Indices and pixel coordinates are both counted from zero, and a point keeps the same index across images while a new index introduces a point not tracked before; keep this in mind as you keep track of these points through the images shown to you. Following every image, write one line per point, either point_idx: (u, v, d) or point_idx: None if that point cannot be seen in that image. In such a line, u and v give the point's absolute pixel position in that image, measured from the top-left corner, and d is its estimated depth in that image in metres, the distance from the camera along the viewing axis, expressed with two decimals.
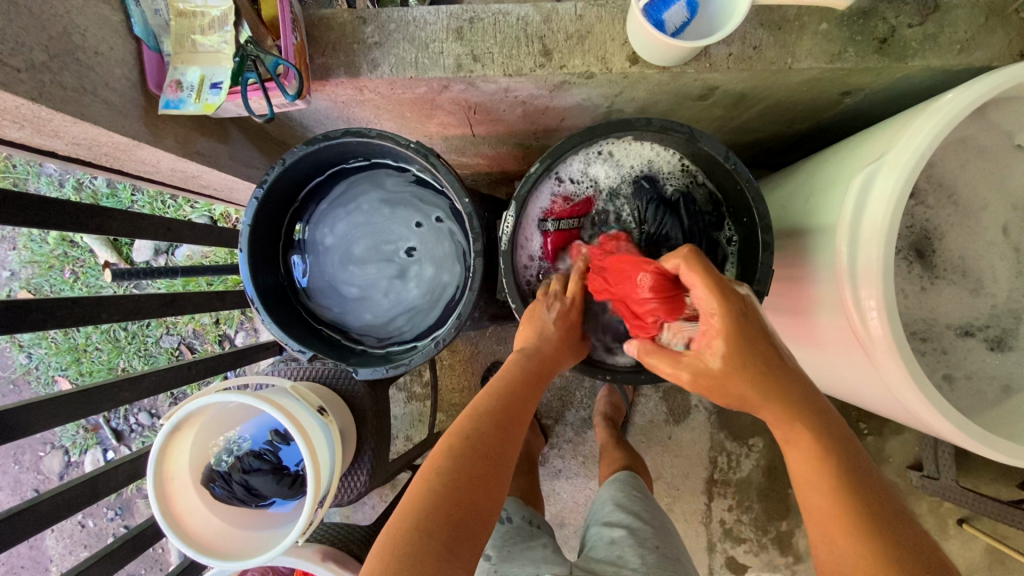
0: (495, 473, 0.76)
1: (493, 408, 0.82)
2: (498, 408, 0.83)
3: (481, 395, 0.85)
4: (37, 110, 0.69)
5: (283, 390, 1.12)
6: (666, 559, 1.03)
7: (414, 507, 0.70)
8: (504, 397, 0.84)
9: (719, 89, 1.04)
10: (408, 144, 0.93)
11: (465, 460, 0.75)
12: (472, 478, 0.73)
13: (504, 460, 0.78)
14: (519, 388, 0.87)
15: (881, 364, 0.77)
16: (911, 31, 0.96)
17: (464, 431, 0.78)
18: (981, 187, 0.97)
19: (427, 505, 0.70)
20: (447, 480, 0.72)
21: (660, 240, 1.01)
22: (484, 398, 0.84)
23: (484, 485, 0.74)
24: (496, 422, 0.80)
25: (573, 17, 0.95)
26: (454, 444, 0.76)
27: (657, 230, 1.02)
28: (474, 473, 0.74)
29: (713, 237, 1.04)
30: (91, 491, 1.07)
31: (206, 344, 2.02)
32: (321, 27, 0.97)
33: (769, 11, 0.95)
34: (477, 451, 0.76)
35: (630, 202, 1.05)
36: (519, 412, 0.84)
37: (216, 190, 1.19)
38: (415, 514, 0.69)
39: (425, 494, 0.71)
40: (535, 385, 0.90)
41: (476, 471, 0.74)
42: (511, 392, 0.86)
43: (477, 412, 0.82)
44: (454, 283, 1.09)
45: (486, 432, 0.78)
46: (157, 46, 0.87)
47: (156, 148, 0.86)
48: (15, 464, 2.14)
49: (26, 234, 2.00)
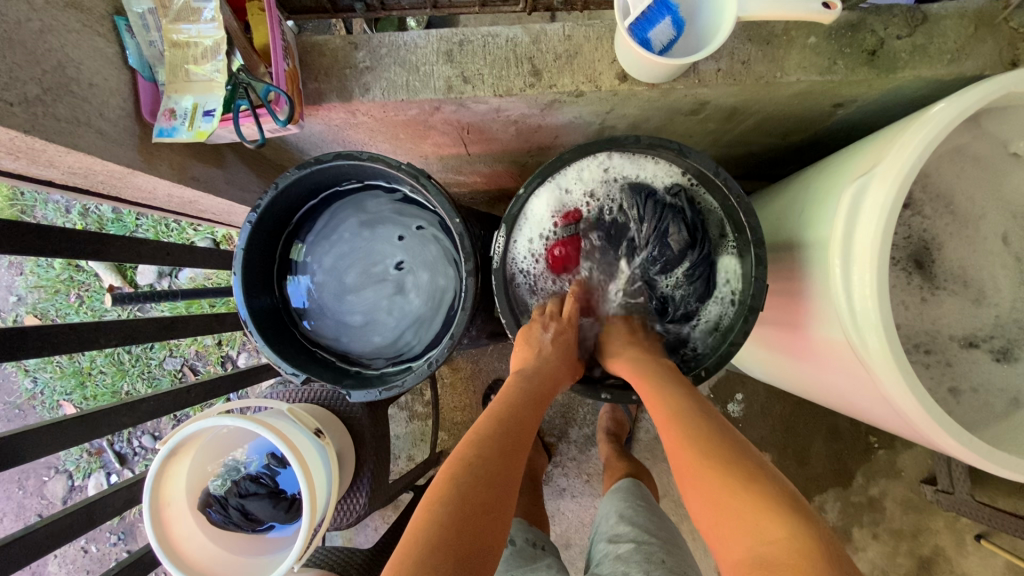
0: (499, 499, 0.74)
1: (496, 435, 0.81)
2: (501, 432, 0.82)
3: (478, 424, 0.84)
4: (30, 141, 0.71)
5: (280, 413, 1.11)
6: (675, 574, 0.98)
7: (413, 541, 0.67)
8: (505, 424, 0.83)
9: (710, 104, 1.04)
10: (398, 167, 0.94)
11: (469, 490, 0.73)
12: (478, 503, 0.72)
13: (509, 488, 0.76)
14: (518, 414, 0.85)
15: (880, 378, 0.75)
16: (899, 42, 0.96)
17: (467, 458, 0.77)
18: (978, 195, 0.96)
19: (429, 539, 0.67)
20: (451, 513, 0.70)
21: (662, 236, 1.01)
22: (482, 428, 0.83)
23: (489, 510, 0.72)
24: (499, 446, 0.79)
25: (561, 38, 0.96)
26: (458, 468, 0.76)
27: (658, 227, 1.01)
28: (478, 500, 0.72)
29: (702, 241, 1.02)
30: (88, 519, 1.07)
31: (209, 366, 2.03)
32: (314, 53, 0.98)
33: (757, 26, 0.96)
34: (479, 479, 0.74)
35: (628, 202, 1.03)
36: (520, 437, 0.83)
37: (214, 214, 1.21)
38: (420, 547, 0.66)
39: (429, 525, 0.68)
40: (536, 407, 0.88)
41: (481, 495, 0.73)
42: (512, 414, 0.85)
43: (479, 438, 0.80)
44: (452, 286, 1.08)
45: (489, 462, 0.77)
46: (152, 76, 0.89)
47: (150, 175, 0.87)
48: (20, 489, 2.14)
49: (33, 260, 2.03)
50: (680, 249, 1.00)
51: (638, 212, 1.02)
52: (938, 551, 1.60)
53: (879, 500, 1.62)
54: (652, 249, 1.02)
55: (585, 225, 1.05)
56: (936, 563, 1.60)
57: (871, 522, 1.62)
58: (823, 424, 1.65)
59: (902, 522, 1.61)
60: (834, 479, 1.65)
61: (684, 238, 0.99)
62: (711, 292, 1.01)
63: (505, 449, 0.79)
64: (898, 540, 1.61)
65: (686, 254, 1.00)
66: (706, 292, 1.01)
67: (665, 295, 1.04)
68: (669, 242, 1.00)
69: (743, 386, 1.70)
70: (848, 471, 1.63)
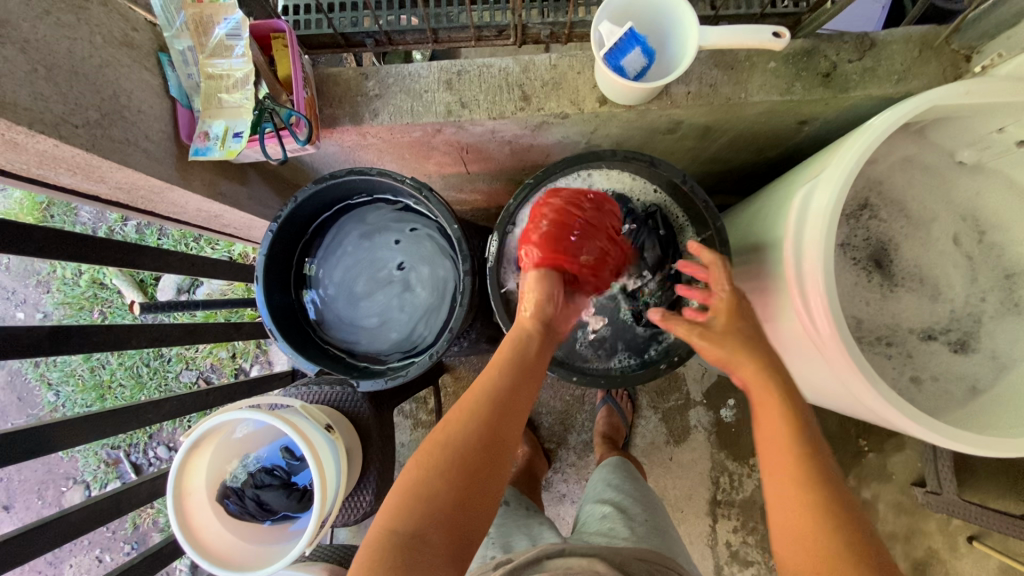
0: (487, 465, 0.80)
1: (487, 407, 0.84)
2: (491, 406, 0.84)
3: (467, 393, 0.86)
4: (89, 158, 0.82)
5: (294, 409, 1.20)
6: (654, 529, 1.11)
7: (392, 510, 0.77)
8: (494, 397, 0.85)
9: (684, 123, 1.15)
10: (404, 180, 1.05)
11: (444, 465, 0.79)
12: (463, 472, 0.78)
13: (489, 459, 0.81)
14: (503, 385, 0.87)
15: (833, 358, 0.83)
16: (851, 66, 1.07)
17: (457, 428, 0.82)
18: (929, 201, 1.05)
19: (402, 512, 0.76)
20: (424, 486, 0.77)
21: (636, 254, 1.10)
22: (470, 397, 0.85)
23: (476, 476, 0.79)
24: (488, 417, 0.83)
25: (548, 67, 1.08)
26: (445, 438, 0.81)
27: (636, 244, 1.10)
28: (463, 468, 0.78)
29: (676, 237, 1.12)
30: (116, 507, 1.15)
31: (223, 378, 2.12)
32: (329, 83, 1.11)
33: (722, 54, 1.07)
34: (457, 454, 0.79)
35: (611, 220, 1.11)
36: (510, 407, 0.85)
37: (236, 228, 1.32)
38: (393, 519, 0.75)
39: (405, 497, 0.77)
40: (524, 373, 0.90)
41: (467, 464, 0.79)
42: (501, 388, 0.86)
43: (471, 408, 0.84)
44: (451, 277, 1.18)
45: (470, 435, 0.81)
46: (189, 104, 1.01)
47: (185, 190, 0.99)
48: (39, 499, 2.22)
49: (59, 278, 2.16)
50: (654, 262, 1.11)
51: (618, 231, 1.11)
52: (931, 553, 1.63)
53: (871, 503, 1.66)
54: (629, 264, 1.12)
55: None
56: (931, 566, 1.63)
57: None
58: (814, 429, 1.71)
59: (895, 525, 1.64)
60: None
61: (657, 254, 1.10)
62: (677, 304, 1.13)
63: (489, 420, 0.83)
64: (892, 543, 1.64)
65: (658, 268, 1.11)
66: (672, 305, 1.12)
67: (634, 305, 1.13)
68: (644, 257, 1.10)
69: (734, 391, 1.76)
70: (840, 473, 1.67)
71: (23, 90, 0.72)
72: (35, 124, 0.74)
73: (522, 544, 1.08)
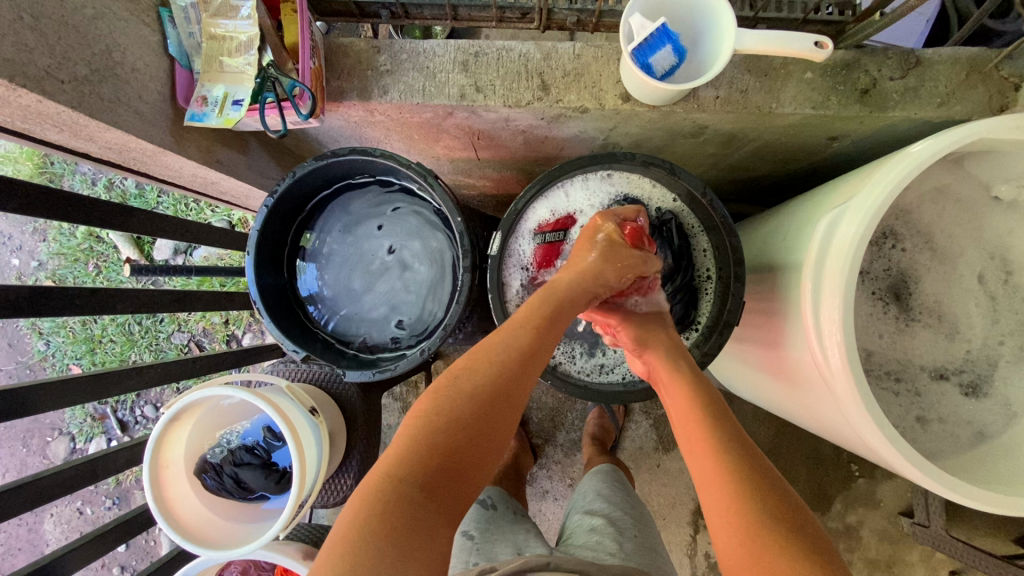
0: (500, 420, 0.78)
1: (505, 357, 0.82)
2: (510, 360, 0.82)
3: (484, 343, 0.84)
4: (76, 116, 0.77)
5: (279, 389, 1.17)
6: (643, 547, 1.10)
7: (387, 467, 0.71)
8: (513, 351, 0.83)
9: (710, 128, 1.09)
10: (408, 165, 1.00)
11: (456, 423, 0.75)
12: (473, 423, 0.76)
13: (498, 421, 0.78)
14: (527, 342, 0.84)
15: (840, 396, 0.78)
16: (892, 84, 1.01)
17: (470, 378, 0.80)
18: (958, 234, 1.00)
19: (403, 460, 0.72)
20: (434, 440, 0.74)
21: None
22: (488, 348, 0.83)
23: (486, 431, 0.77)
24: (505, 370, 0.81)
25: (571, 56, 1.02)
26: (456, 388, 0.79)
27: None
28: (474, 420, 0.76)
29: (690, 243, 1.03)
30: (91, 473, 1.12)
31: (214, 343, 2.10)
32: (339, 54, 1.05)
33: (756, 59, 1.01)
34: (470, 416, 0.76)
35: None
36: (529, 363, 0.83)
37: (233, 197, 1.27)
38: (399, 469, 0.71)
39: (412, 445, 0.73)
40: (548, 336, 0.86)
41: (479, 415, 0.77)
42: (520, 342, 0.84)
43: (488, 357, 0.82)
44: (446, 248, 1.13)
45: (484, 386, 0.79)
46: (188, 65, 0.95)
47: (179, 155, 0.94)
48: (24, 446, 2.22)
49: (56, 227, 2.13)
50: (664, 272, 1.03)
51: None
52: None
53: (855, 528, 1.64)
54: None
55: None
56: None
57: (846, 548, 1.64)
58: (806, 450, 1.67)
59: (876, 552, 1.63)
60: (814, 503, 1.67)
61: (668, 263, 1.02)
62: (684, 323, 1.01)
63: (506, 390, 0.79)
64: (872, 569, 1.63)
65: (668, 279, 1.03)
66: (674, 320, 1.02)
67: None
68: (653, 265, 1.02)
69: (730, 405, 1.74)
70: (827, 496, 1.65)
71: (6, 39, 0.67)
72: (17, 76, 0.68)
73: (505, 553, 1.08)
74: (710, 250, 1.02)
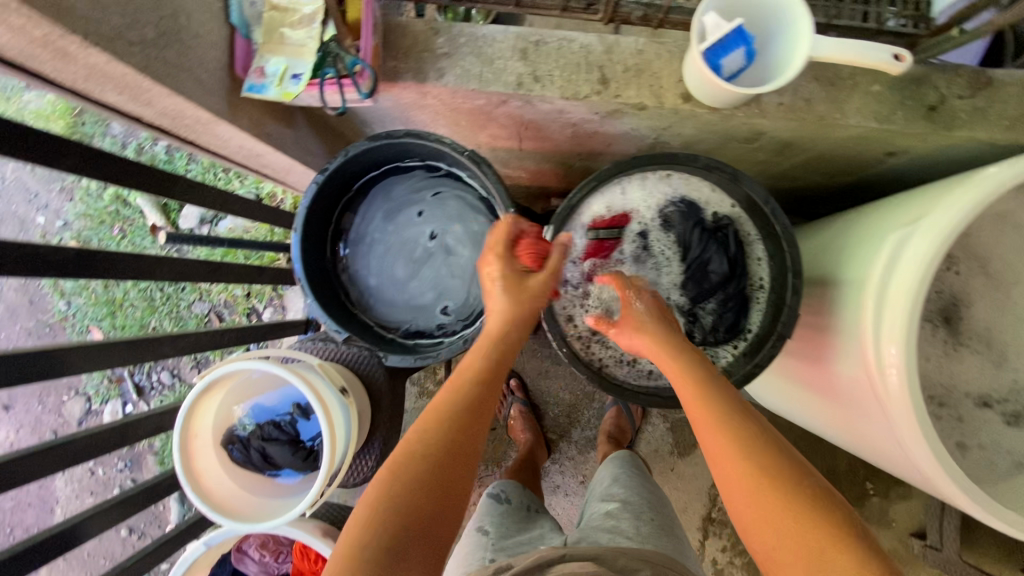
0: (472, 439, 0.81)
1: (466, 384, 0.86)
2: (476, 384, 0.86)
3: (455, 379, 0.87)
4: (140, 79, 0.76)
5: (310, 366, 1.17)
6: (662, 530, 1.10)
7: (374, 496, 0.74)
8: (473, 376, 0.87)
9: (766, 135, 1.07)
10: (463, 152, 0.98)
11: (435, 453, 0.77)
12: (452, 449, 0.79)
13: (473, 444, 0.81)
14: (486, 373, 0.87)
15: (894, 419, 0.77)
16: (960, 102, 0.99)
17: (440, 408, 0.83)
18: (1014, 261, 0.98)
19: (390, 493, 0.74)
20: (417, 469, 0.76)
21: (700, 267, 1.00)
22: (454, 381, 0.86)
23: (465, 448, 0.79)
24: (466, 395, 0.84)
25: (633, 51, 1.00)
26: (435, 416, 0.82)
27: (700, 255, 1.00)
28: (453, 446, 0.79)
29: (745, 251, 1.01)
30: (121, 437, 1.13)
31: (234, 315, 2.10)
32: (397, 33, 1.02)
33: (823, 67, 0.99)
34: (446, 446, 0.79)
35: (679, 226, 1.01)
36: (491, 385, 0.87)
37: (274, 171, 1.26)
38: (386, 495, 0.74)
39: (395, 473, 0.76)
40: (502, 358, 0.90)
41: (454, 439, 0.80)
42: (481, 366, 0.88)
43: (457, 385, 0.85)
44: (490, 236, 1.12)
45: (454, 412, 0.82)
46: (248, 34, 0.94)
47: (233, 126, 0.93)
48: (40, 403, 2.24)
49: (83, 189, 2.13)
50: (719, 280, 0.99)
51: (683, 237, 1.01)
52: None
53: None
54: (690, 276, 1.01)
55: (633, 241, 1.03)
56: None
57: None
58: (822, 464, 1.66)
59: None
60: None
61: (724, 271, 0.98)
62: (733, 332, 1.00)
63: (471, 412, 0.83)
64: None
65: (723, 287, 1.00)
66: (723, 328, 1.00)
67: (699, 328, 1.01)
68: (708, 271, 1.00)
69: None
70: None
71: None
72: (90, 35, 0.67)
73: (520, 548, 1.08)
74: (766, 260, 1.00)
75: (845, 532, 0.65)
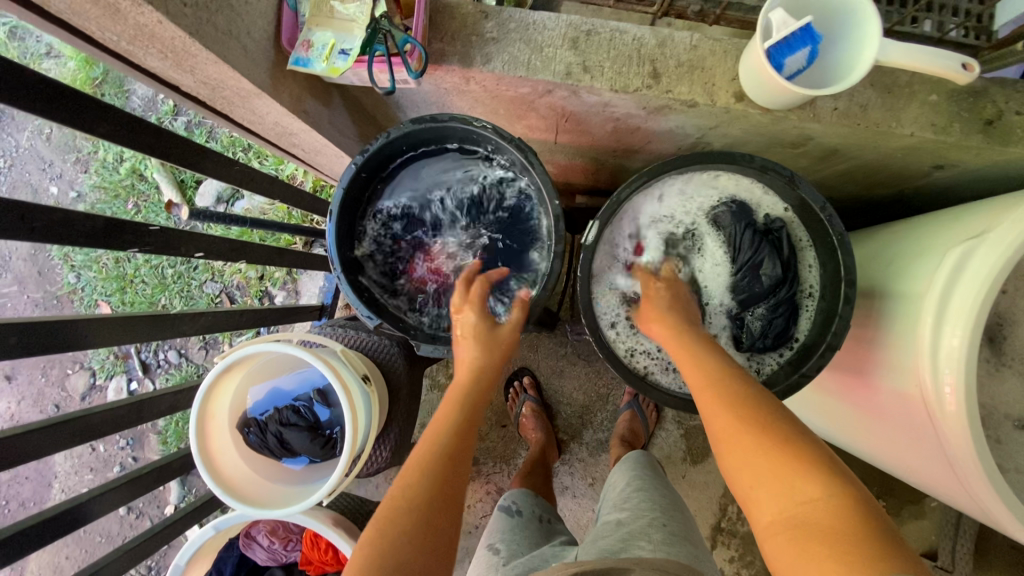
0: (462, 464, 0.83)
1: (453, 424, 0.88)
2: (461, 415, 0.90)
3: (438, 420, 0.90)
4: (189, 44, 0.73)
5: (333, 352, 1.14)
6: (675, 536, 1.05)
7: (382, 515, 0.75)
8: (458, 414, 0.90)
9: (813, 140, 1.05)
10: (510, 141, 0.96)
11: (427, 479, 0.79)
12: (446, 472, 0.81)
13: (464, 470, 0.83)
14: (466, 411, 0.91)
15: (948, 438, 0.75)
16: (1018, 117, 0.96)
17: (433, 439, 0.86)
18: None
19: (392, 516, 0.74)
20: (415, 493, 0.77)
21: (751, 269, 0.97)
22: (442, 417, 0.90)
23: (458, 471, 0.82)
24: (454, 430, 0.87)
25: (687, 46, 0.98)
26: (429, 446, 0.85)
27: (751, 258, 0.97)
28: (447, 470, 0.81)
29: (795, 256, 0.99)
30: (137, 413, 1.10)
31: (246, 297, 2.07)
32: (445, 14, 0.99)
33: (881, 74, 0.96)
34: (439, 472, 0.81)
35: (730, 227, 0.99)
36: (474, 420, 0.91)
37: (305, 151, 1.23)
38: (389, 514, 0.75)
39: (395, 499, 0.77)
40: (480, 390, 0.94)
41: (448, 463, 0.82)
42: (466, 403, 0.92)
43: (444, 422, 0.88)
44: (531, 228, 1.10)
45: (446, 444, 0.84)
46: (295, 6, 0.91)
47: (274, 100, 0.90)
48: (42, 375, 2.21)
49: (99, 160, 2.10)
50: (770, 284, 0.96)
51: (733, 239, 0.99)
52: None
53: None
54: (740, 278, 0.99)
55: (679, 241, 1.02)
56: None
57: None
58: None
59: None
60: None
61: (777, 273, 0.96)
62: (782, 338, 0.98)
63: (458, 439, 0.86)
64: None
65: (773, 292, 0.97)
66: (771, 334, 0.97)
67: (745, 331, 1.00)
68: (759, 274, 0.97)
69: None
70: None
71: None
72: None
73: (530, 560, 1.04)
74: (817, 267, 0.98)
75: (823, 467, 0.66)
